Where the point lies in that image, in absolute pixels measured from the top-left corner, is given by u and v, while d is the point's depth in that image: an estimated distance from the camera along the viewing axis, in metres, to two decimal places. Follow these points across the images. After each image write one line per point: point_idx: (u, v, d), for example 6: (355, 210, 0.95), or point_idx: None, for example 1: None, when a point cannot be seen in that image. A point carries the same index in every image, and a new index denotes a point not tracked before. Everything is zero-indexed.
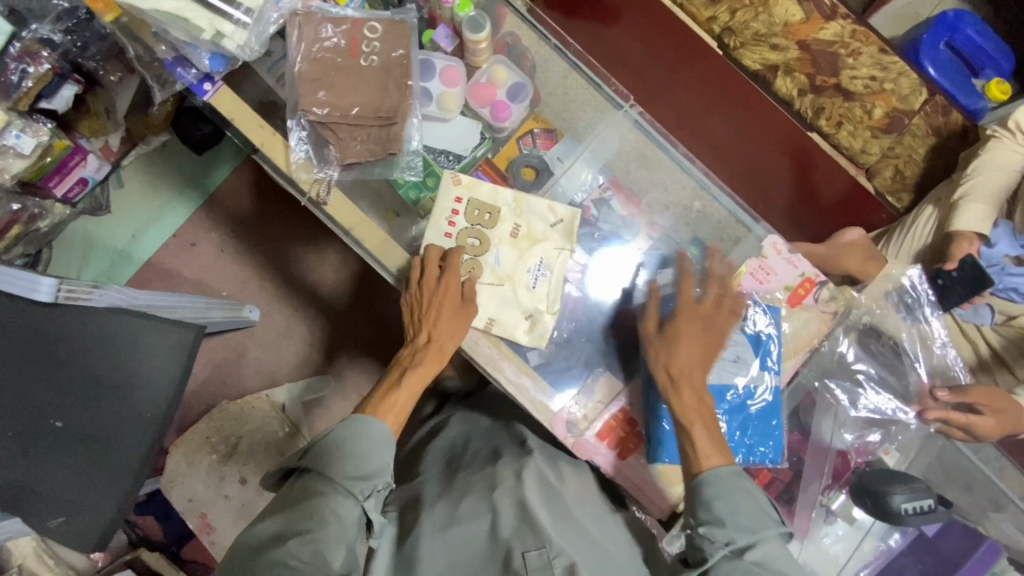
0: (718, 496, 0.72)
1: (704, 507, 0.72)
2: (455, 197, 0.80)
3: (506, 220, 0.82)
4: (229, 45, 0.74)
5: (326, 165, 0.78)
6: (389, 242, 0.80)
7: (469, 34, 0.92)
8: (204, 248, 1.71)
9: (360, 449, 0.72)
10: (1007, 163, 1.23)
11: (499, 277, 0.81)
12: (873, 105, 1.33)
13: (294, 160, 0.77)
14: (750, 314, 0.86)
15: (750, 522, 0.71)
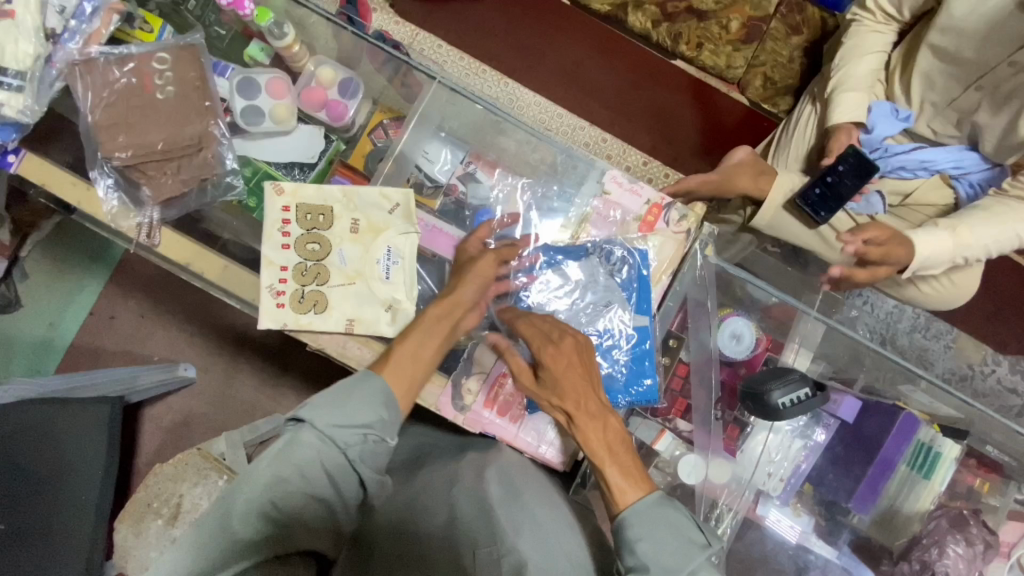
0: (642, 535, 0.68)
1: (628, 550, 0.68)
2: (282, 206, 0.79)
3: (341, 217, 0.80)
4: (8, 112, 0.73)
5: (141, 206, 0.76)
6: (230, 271, 0.78)
7: (275, 42, 0.93)
8: (123, 320, 1.67)
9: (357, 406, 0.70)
10: (874, 46, 1.14)
11: (350, 273, 0.80)
12: (728, 19, 1.31)
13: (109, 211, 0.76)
14: (610, 256, 0.84)
15: (676, 561, 0.66)
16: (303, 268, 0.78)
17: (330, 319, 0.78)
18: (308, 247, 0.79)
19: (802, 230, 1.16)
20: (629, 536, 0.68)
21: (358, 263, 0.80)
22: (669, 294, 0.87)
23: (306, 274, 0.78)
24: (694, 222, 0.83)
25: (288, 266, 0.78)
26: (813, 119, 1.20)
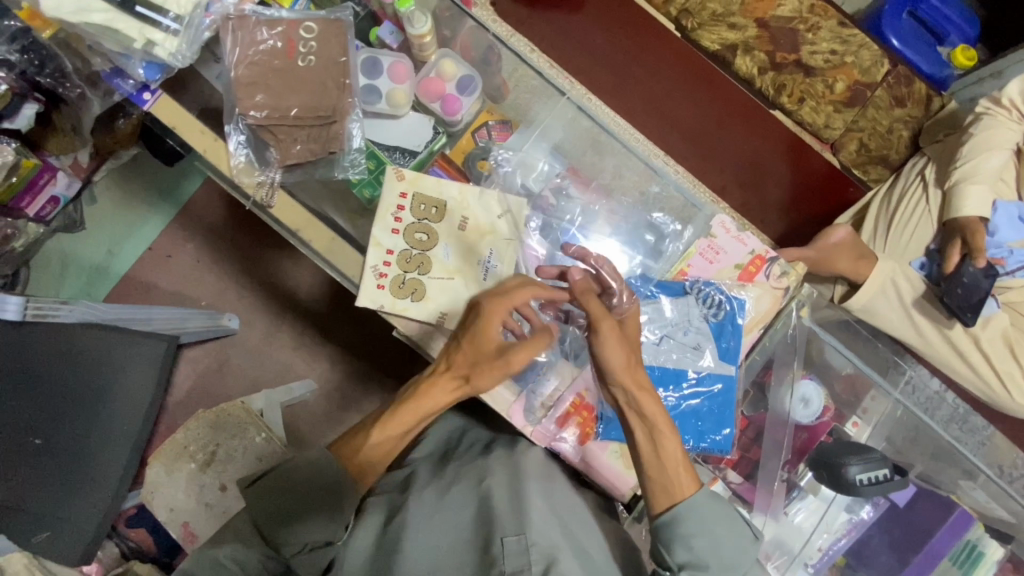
0: (697, 531, 0.64)
1: (682, 546, 0.64)
2: (399, 192, 0.81)
3: (452, 212, 0.82)
4: (161, 54, 0.72)
5: (267, 165, 0.77)
6: (337, 242, 0.80)
7: (412, 29, 0.92)
8: (180, 260, 1.72)
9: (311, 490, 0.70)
10: (1006, 142, 1.15)
11: (450, 268, 0.81)
12: (834, 79, 1.33)
13: (235, 165, 0.77)
14: (707, 296, 0.80)
15: (731, 557, 0.64)
16: (410, 258, 0.80)
17: (425, 309, 0.79)
18: (416, 236, 0.80)
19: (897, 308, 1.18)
20: (684, 531, 0.65)
21: (460, 258, 0.81)
22: (758, 347, 0.83)
23: (409, 262, 0.80)
24: (794, 280, 0.83)
25: (393, 252, 0.80)
26: (927, 204, 1.21)
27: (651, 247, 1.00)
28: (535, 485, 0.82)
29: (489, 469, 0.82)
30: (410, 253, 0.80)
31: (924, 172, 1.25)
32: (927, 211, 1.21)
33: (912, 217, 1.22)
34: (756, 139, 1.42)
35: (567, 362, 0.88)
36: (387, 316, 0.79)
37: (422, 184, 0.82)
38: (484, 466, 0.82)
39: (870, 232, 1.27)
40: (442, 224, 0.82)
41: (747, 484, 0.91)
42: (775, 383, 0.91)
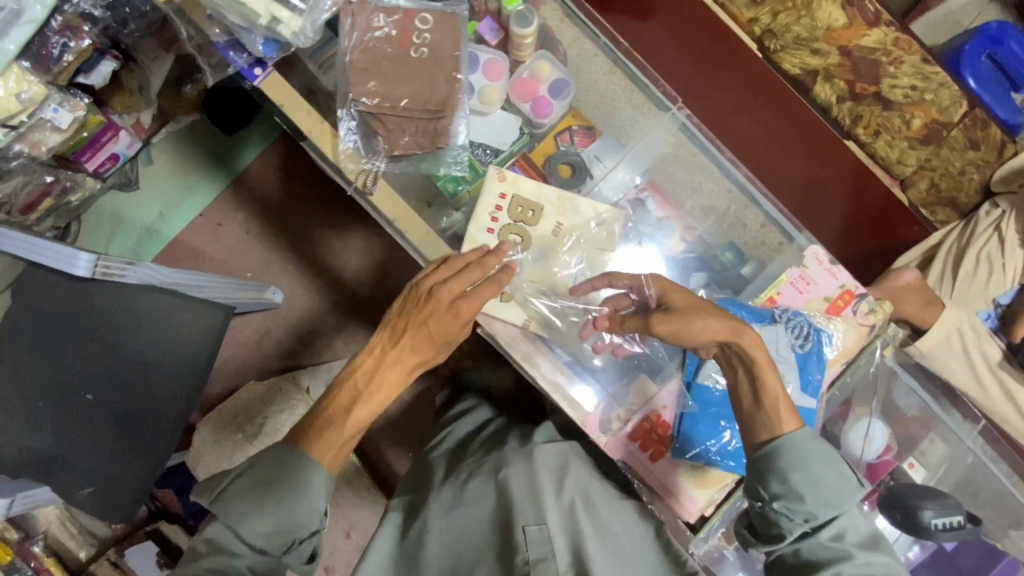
0: (794, 467, 0.70)
1: (776, 478, 0.70)
2: (499, 192, 0.85)
3: (549, 217, 0.88)
4: (284, 33, 0.72)
5: (375, 156, 0.78)
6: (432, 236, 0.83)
7: (517, 28, 0.92)
8: (229, 230, 1.75)
9: (283, 514, 0.71)
10: None
11: (537, 273, 0.88)
12: (911, 116, 1.31)
13: (343, 150, 0.79)
14: (795, 325, 0.79)
15: (833, 496, 0.69)
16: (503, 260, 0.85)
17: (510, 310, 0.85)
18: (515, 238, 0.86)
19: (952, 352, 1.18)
20: (783, 465, 0.70)
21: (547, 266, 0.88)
22: (838, 383, 0.83)
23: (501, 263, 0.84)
24: (880, 319, 0.82)
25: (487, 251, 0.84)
26: (996, 255, 1.27)
27: (727, 270, 0.99)
28: (550, 481, 0.90)
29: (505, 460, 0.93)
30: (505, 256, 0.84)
31: (1000, 222, 1.28)
32: (995, 262, 1.28)
33: (982, 266, 1.29)
34: (814, 165, 1.40)
35: (646, 378, 0.88)
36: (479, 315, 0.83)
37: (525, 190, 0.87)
38: (501, 458, 0.94)
39: (937, 276, 1.33)
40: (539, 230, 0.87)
41: None
42: (845, 423, 0.89)
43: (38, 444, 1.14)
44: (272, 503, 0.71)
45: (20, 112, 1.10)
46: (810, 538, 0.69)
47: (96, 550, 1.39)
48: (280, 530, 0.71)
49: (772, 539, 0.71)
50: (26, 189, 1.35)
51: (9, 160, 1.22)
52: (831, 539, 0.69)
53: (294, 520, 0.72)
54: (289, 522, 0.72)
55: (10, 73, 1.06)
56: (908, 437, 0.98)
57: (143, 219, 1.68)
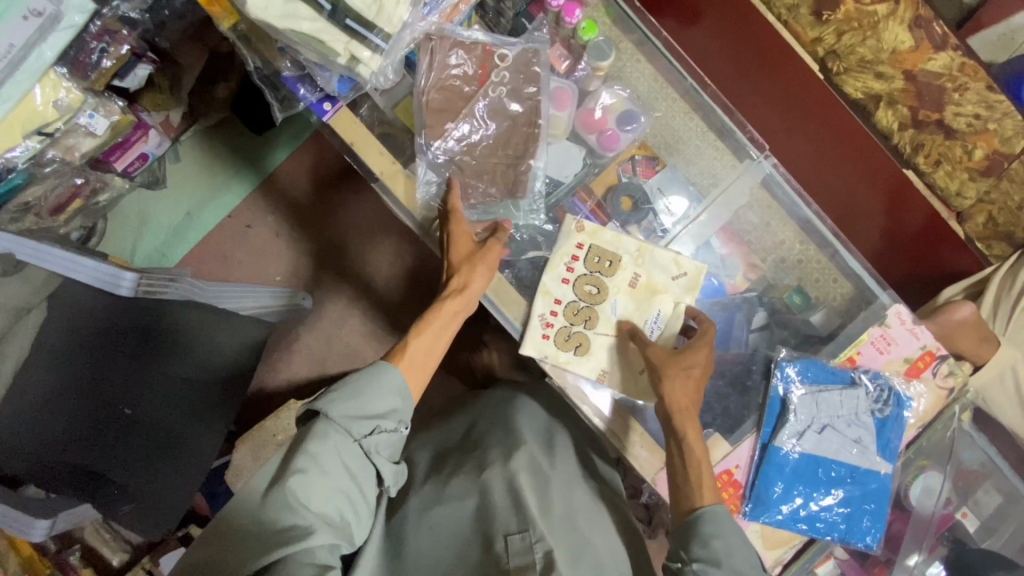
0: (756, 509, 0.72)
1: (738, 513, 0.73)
2: (577, 242, 0.88)
3: (625, 270, 0.88)
4: (364, 74, 0.69)
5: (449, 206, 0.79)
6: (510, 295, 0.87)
7: (592, 60, 0.88)
8: (259, 231, 1.67)
9: (373, 397, 0.78)
10: None
11: (614, 326, 0.87)
12: (974, 146, 1.27)
13: (419, 199, 0.79)
14: (877, 390, 0.81)
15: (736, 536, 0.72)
16: (580, 308, 0.86)
17: (587, 362, 0.86)
18: (592, 281, 0.87)
19: (1004, 396, 1.16)
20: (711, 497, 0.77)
21: (632, 283, 0.87)
22: (914, 445, 0.85)
23: (576, 314, 0.86)
24: (960, 382, 0.83)
25: (563, 303, 0.86)
26: None
27: (792, 315, 0.95)
28: (529, 482, 0.93)
29: (486, 460, 0.96)
30: (585, 304, 0.86)
31: None
32: None
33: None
34: (859, 178, 1.39)
35: (719, 436, 0.84)
36: (550, 366, 0.86)
37: (601, 239, 0.88)
38: (484, 458, 0.97)
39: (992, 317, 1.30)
40: (614, 287, 0.88)
41: (850, 560, 0.89)
42: (911, 480, 0.88)
43: (76, 462, 1.05)
44: (357, 392, 0.77)
45: (57, 119, 1.04)
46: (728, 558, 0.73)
47: (130, 556, 1.36)
48: (369, 415, 0.77)
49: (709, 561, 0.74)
50: (56, 192, 1.28)
51: (41, 167, 1.15)
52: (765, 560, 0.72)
53: (384, 403, 0.78)
54: (381, 407, 0.78)
55: (46, 80, 1.01)
56: (964, 489, 0.96)
57: (171, 219, 1.63)
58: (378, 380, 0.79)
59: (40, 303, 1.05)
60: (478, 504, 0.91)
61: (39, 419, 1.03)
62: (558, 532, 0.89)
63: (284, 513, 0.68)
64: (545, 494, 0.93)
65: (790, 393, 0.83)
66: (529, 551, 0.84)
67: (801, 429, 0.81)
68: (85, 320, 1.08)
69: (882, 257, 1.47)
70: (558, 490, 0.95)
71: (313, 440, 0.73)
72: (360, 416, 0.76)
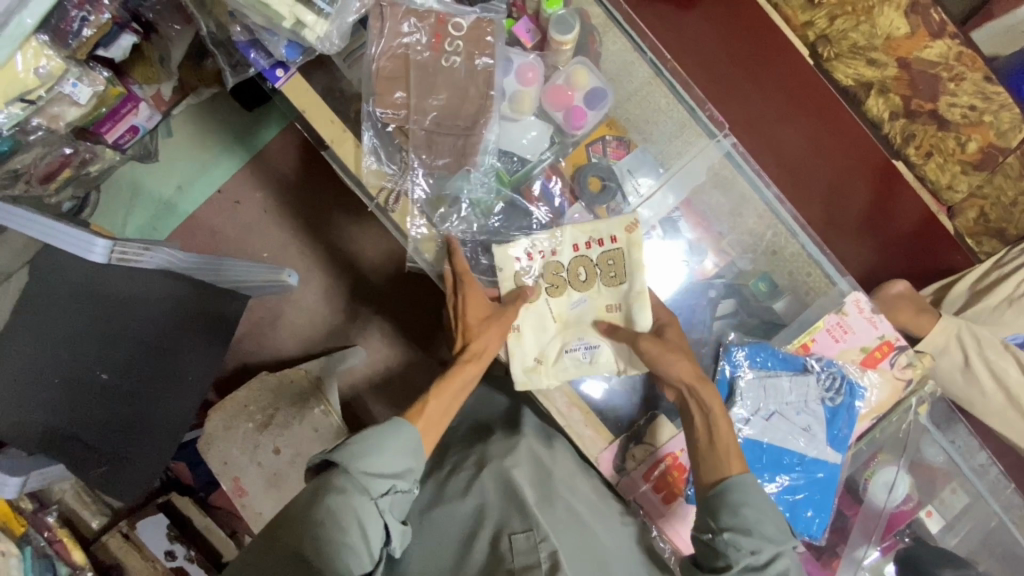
0: (745, 502, 0.72)
1: (729, 511, 0.72)
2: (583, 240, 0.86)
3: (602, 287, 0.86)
4: (310, 37, 0.72)
5: (403, 176, 0.80)
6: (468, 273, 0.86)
7: (555, 33, 0.86)
8: (248, 208, 1.67)
9: (393, 455, 0.74)
10: None
11: (559, 314, 0.86)
12: (967, 138, 1.22)
13: (367, 166, 0.80)
14: (828, 377, 0.81)
15: (772, 531, 0.71)
16: (529, 280, 0.85)
17: (523, 348, 0.85)
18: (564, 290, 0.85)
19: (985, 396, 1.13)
20: (731, 501, 0.72)
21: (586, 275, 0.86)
22: (866, 436, 0.85)
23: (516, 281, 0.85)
24: (918, 373, 0.83)
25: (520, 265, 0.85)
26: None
27: (759, 304, 0.92)
28: (530, 481, 0.89)
29: (487, 455, 0.91)
30: (537, 279, 0.85)
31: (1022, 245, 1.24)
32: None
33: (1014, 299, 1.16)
34: (852, 167, 1.36)
35: (665, 419, 0.87)
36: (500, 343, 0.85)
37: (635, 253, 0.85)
38: (485, 453, 0.92)
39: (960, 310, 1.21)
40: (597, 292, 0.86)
41: (809, 555, 0.87)
42: (865, 470, 0.88)
43: (55, 423, 1.07)
44: (376, 446, 0.73)
45: (38, 87, 1.00)
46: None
47: (109, 518, 1.39)
48: (387, 473, 0.73)
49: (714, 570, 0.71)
50: (46, 160, 1.27)
51: (26, 134, 1.12)
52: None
53: (402, 463, 0.75)
54: (398, 465, 0.75)
55: (27, 47, 0.96)
56: (929, 487, 0.94)
57: (161, 192, 1.64)
58: (398, 437, 0.76)
59: (19, 267, 1.11)
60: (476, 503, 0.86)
61: (30, 380, 1.07)
62: (561, 532, 0.84)
63: (291, 562, 0.65)
64: (548, 492, 0.88)
65: (737, 378, 0.81)
66: (534, 550, 0.80)
67: (750, 415, 0.80)
68: (71, 283, 1.07)
69: (874, 256, 1.40)
70: (563, 487, 0.90)
71: (335, 503, 0.69)
72: (381, 473, 0.73)
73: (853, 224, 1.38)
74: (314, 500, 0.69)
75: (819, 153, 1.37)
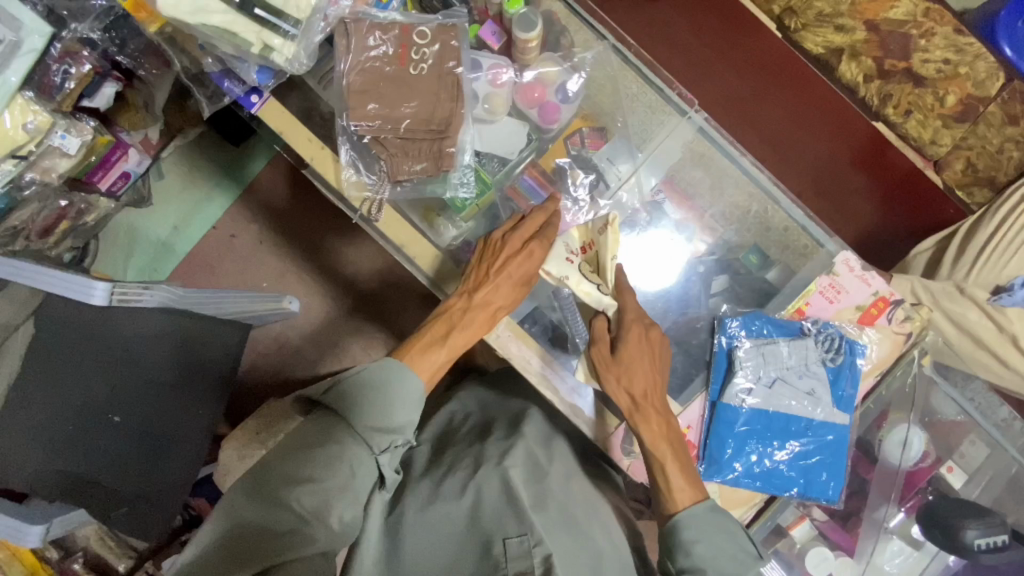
0: (698, 539, 0.73)
1: (683, 553, 0.73)
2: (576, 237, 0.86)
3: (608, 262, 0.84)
4: (279, 60, 0.74)
5: (382, 187, 0.81)
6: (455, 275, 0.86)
7: (520, 31, 0.87)
8: (244, 241, 1.69)
9: (392, 409, 0.72)
10: None
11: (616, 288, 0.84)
12: (946, 92, 1.24)
13: (346, 179, 0.82)
14: (826, 338, 0.81)
15: (730, 568, 0.72)
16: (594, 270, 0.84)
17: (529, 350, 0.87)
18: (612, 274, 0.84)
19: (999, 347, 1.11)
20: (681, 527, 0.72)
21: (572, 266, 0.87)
22: (872, 395, 0.85)
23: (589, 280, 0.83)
24: (916, 326, 0.83)
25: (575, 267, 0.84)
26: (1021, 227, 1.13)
27: (751, 275, 0.93)
28: (525, 483, 0.87)
29: (484, 457, 0.91)
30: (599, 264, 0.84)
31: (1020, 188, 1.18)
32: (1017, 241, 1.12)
33: (1008, 251, 1.12)
34: (834, 137, 1.37)
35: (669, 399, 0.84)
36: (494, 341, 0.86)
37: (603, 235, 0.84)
38: (482, 454, 0.91)
39: (953, 266, 1.17)
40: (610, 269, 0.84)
41: (831, 523, 0.89)
42: (878, 431, 0.89)
43: (69, 469, 1.02)
44: (373, 397, 0.72)
45: (29, 142, 1.00)
46: None
47: (135, 561, 1.35)
48: (385, 428, 0.72)
49: None
50: (42, 215, 1.25)
51: (20, 190, 1.11)
52: None
53: (399, 419, 0.73)
54: (397, 422, 0.73)
55: (14, 105, 0.96)
56: (942, 443, 0.94)
57: (156, 234, 1.62)
58: (399, 388, 0.74)
59: (25, 319, 1.01)
60: (473, 504, 0.86)
61: (28, 432, 0.99)
62: (554, 528, 0.84)
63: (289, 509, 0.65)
64: (542, 493, 0.88)
65: (735, 347, 0.82)
66: (527, 555, 0.80)
67: (751, 381, 0.81)
68: (71, 329, 1.01)
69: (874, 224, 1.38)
70: (557, 487, 0.90)
71: (327, 455, 0.68)
72: (379, 428, 0.71)
73: (844, 190, 1.38)
74: (305, 447, 0.69)
75: (798, 124, 1.38)
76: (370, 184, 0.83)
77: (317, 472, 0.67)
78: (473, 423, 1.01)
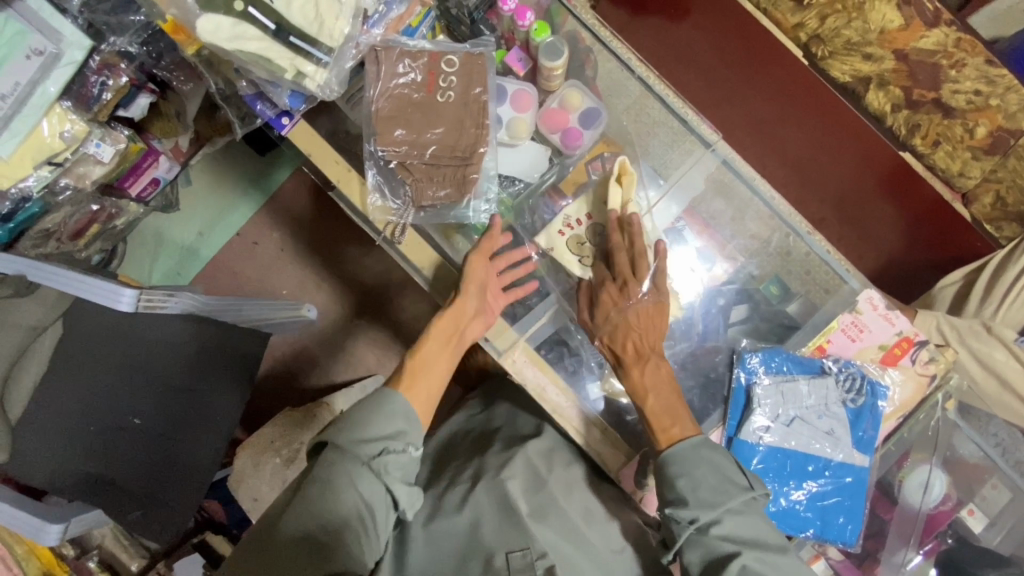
0: (681, 474, 0.73)
1: (668, 487, 0.73)
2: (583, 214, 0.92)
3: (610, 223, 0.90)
4: (311, 86, 0.76)
5: (406, 212, 0.83)
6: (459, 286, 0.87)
7: (546, 60, 0.88)
8: (266, 248, 1.72)
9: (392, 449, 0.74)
10: None
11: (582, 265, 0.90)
12: (974, 123, 1.20)
13: (371, 203, 0.84)
14: (847, 378, 0.80)
15: (712, 497, 0.71)
16: (581, 244, 0.91)
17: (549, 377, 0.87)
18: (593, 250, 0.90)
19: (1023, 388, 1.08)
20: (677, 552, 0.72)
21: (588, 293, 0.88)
22: (894, 437, 0.84)
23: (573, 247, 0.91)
24: (940, 368, 0.82)
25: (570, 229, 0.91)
26: None
27: (771, 308, 0.92)
28: (530, 502, 0.88)
29: (485, 469, 0.92)
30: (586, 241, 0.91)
31: None
32: None
33: None
34: (859, 165, 1.35)
35: None
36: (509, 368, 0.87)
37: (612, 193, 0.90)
38: (483, 465, 0.92)
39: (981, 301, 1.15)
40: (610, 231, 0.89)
41: (846, 562, 0.87)
42: (898, 471, 0.87)
43: (90, 468, 1.04)
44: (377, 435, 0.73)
45: (65, 150, 1.02)
46: (703, 543, 0.70)
47: (148, 560, 1.37)
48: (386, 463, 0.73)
49: (671, 546, 0.73)
50: (74, 218, 1.27)
51: (56, 195, 1.14)
52: (723, 539, 0.69)
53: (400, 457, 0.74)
54: (398, 461, 0.74)
55: (52, 112, 0.99)
56: (963, 485, 0.92)
57: (183, 239, 1.64)
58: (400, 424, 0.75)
59: (53, 320, 1.03)
60: (476, 512, 0.87)
61: (58, 427, 1.02)
62: (555, 544, 0.84)
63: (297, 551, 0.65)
64: (545, 504, 0.88)
65: (754, 384, 0.81)
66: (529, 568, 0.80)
67: (769, 418, 0.80)
68: (101, 332, 1.05)
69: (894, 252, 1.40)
70: (560, 498, 0.89)
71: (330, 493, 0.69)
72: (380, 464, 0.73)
73: (868, 216, 1.40)
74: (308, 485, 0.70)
75: (823, 152, 1.38)
76: (393, 207, 0.85)
77: (321, 509, 0.68)
78: (480, 438, 1.02)
